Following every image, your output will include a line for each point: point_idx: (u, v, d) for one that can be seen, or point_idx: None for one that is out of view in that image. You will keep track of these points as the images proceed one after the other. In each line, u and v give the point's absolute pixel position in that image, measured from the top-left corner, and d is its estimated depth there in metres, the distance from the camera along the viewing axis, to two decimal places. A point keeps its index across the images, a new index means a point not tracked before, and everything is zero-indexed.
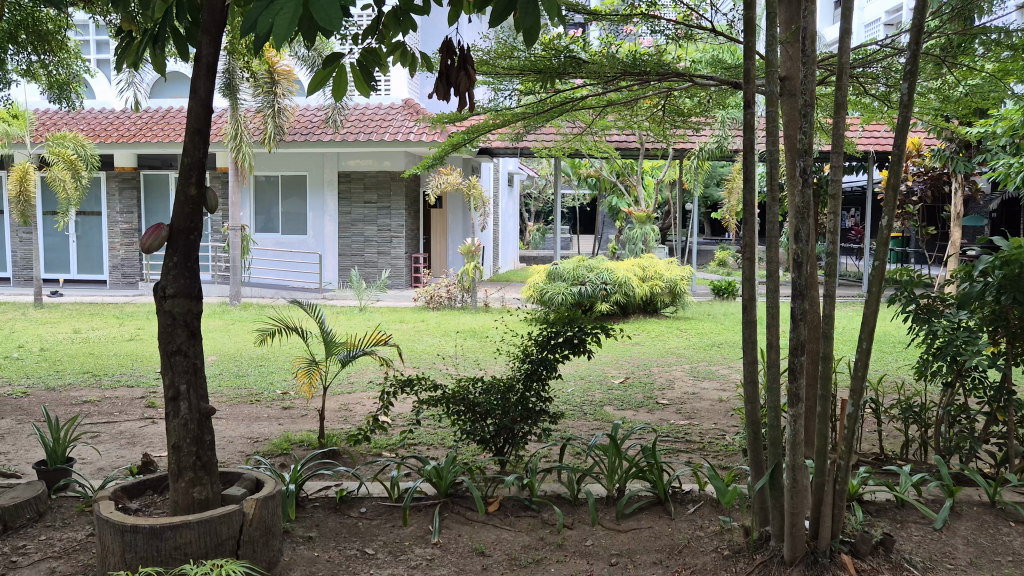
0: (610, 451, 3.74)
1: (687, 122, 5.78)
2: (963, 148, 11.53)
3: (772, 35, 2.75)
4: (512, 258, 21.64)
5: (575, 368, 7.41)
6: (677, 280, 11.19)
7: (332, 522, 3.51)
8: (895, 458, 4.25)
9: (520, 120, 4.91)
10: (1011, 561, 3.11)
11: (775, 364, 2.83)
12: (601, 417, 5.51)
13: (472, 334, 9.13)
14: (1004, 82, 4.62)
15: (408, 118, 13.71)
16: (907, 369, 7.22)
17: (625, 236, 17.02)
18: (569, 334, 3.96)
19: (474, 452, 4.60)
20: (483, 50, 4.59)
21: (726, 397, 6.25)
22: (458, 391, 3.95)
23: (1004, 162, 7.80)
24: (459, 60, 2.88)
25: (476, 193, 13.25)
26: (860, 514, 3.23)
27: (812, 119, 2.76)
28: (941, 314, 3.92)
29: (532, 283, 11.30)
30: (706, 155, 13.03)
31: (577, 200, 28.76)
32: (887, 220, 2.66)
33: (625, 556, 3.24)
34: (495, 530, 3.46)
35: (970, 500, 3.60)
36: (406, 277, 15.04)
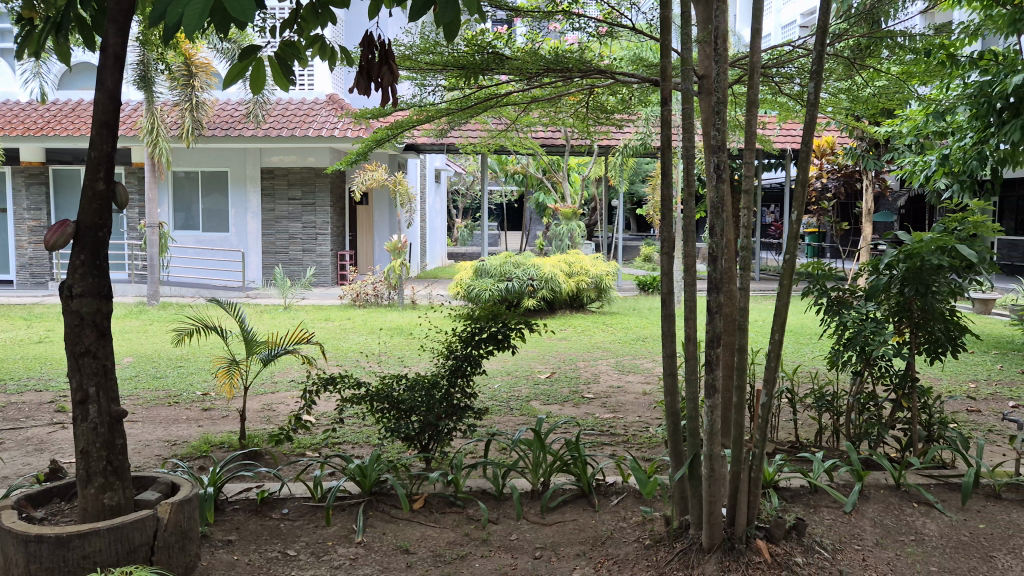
0: (534, 446, 3.75)
1: (610, 120, 5.87)
2: (872, 147, 12.06)
3: (686, 35, 2.81)
4: (439, 255, 21.51)
5: (502, 364, 7.43)
6: (603, 276, 11.34)
7: (252, 524, 3.44)
8: (809, 444, 4.40)
9: (444, 116, 4.91)
10: (915, 541, 3.25)
11: (692, 356, 2.88)
12: (526, 412, 5.55)
13: (399, 331, 9.05)
14: (908, 83, 4.84)
15: (332, 114, 13.53)
16: (822, 359, 7.48)
17: (552, 232, 17.16)
18: (493, 329, 3.97)
19: (399, 449, 4.57)
20: (404, 45, 4.54)
21: (649, 389, 6.37)
22: (382, 389, 3.91)
23: (910, 160, 8.33)
24: (382, 55, 2.83)
25: (403, 188, 13.12)
26: (775, 500, 3.34)
27: (723, 116, 2.85)
28: (850, 305, 4.07)
29: (459, 279, 11.29)
30: (630, 151, 13.24)
31: (504, 196, 28.85)
32: (796, 215, 2.73)
33: (550, 548, 3.27)
34: (420, 528, 3.45)
35: (877, 483, 3.75)
36: (332, 275, 14.84)
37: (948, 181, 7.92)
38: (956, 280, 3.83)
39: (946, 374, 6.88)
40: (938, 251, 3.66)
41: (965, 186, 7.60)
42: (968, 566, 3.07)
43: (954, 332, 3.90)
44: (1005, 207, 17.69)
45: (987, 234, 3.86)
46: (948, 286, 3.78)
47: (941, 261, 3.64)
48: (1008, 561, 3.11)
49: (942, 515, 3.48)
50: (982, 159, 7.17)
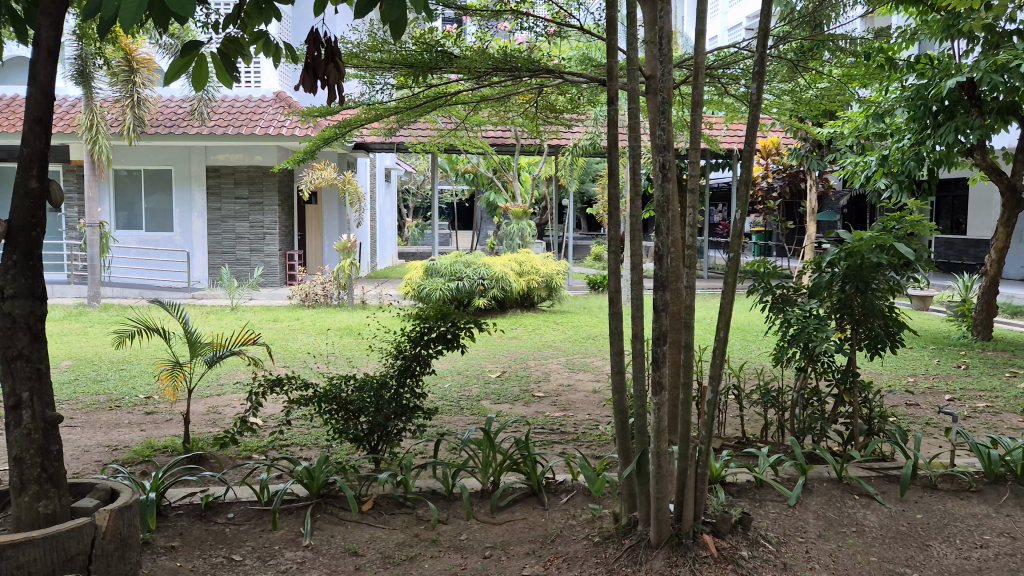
0: (484, 445, 3.75)
1: (559, 119, 5.88)
2: (815, 147, 12.33)
3: (633, 35, 2.83)
4: (390, 254, 21.36)
5: (452, 363, 7.40)
6: (553, 275, 11.41)
7: (196, 530, 3.37)
8: (755, 440, 4.47)
9: (393, 115, 4.88)
10: (856, 532, 3.33)
11: (639, 354, 2.90)
12: (477, 411, 5.55)
13: (348, 331, 8.96)
14: (849, 85, 4.95)
15: (279, 112, 13.38)
16: (767, 355, 7.63)
17: (502, 231, 17.17)
18: (442, 329, 3.95)
19: (348, 450, 4.53)
20: (352, 43, 4.47)
21: (599, 387, 6.42)
22: (330, 389, 3.86)
23: (851, 160, 8.54)
24: (328, 53, 2.78)
25: (352, 188, 13.00)
26: (722, 495, 3.39)
27: (669, 115, 2.89)
28: (794, 303, 4.16)
29: (410, 279, 11.22)
30: (580, 150, 13.33)
31: (455, 195, 28.79)
32: (739, 214, 2.77)
33: (499, 548, 3.27)
34: (369, 530, 3.42)
35: (820, 477, 3.83)
36: (281, 275, 14.65)
37: (887, 181, 8.14)
38: (894, 277, 3.94)
39: (886, 369, 7.08)
40: (877, 249, 3.76)
41: (904, 186, 7.82)
42: (907, 556, 3.16)
43: (894, 329, 4.00)
44: (941, 207, 18.26)
45: (923, 233, 3.97)
46: (887, 283, 3.88)
47: (880, 259, 3.73)
48: (944, 550, 3.20)
49: (881, 506, 3.57)
50: (919, 161, 7.44)
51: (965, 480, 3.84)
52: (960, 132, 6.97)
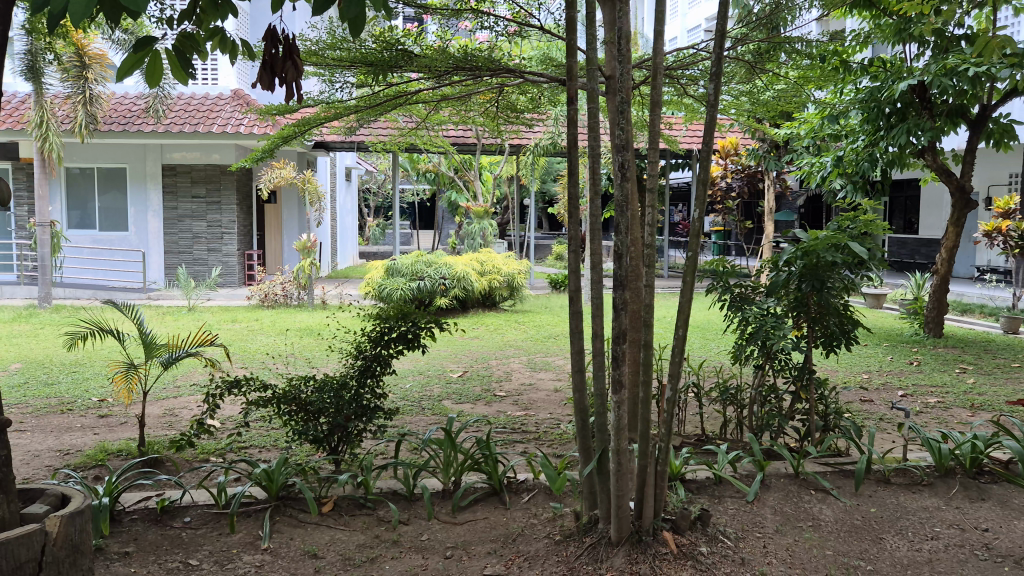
0: (445, 445, 3.74)
1: (520, 119, 5.89)
2: (772, 148, 12.51)
3: (592, 35, 2.84)
4: (351, 254, 21.18)
5: (413, 364, 7.36)
6: (514, 274, 11.43)
7: (152, 534, 3.31)
8: (715, 437, 4.53)
9: (353, 113, 4.85)
10: (812, 526, 3.38)
11: (599, 352, 2.92)
12: (438, 411, 5.53)
13: (308, 332, 8.88)
14: (804, 87, 5.02)
15: (237, 109, 13.26)
16: (726, 353, 7.73)
17: (464, 230, 17.13)
18: (403, 329, 3.94)
19: (308, 452, 4.49)
20: (311, 40, 4.47)
21: (560, 386, 6.45)
22: (289, 390, 3.82)
23: (808, 161, 8.68)
24: (286, 50, 2.74)
25: (312, 187, 12.87)
26: (681, 492, 3.42)
27: (628, 115, 2.91)
28: (752, 301, 4.22)
29: (370, 279, 11.14)
30: (541, 150, 13.37)
31: (417, 195, 28.68)
32: (697, 213, 2.80)
33: (460, 548, 3.26)
34: (329, 531, 3.39)
35: (778, 473, 3.89)
36: (239, 275, 14.54)
37: (842, 182, 8.28)
38: (849, 276, 4.01)
39: (841, 366, 7.22)
40: (832, 248, 3.83)
41: (858, 187, 7.97)
42: (861, 549, 3.22)
43: (848, 326, 4.08)
44: (894, 207, 18.64)
45: (876, 234, 4.04)
46: (842, 282, 3.95)
47: (835, 258, 3.80)
48: (897, 542, 3.27)
49: (837, 501, 3.63)
50: (872, 161, 7.60)
51: (916, 474, 3.92)
52: (911, 133, 7.13)
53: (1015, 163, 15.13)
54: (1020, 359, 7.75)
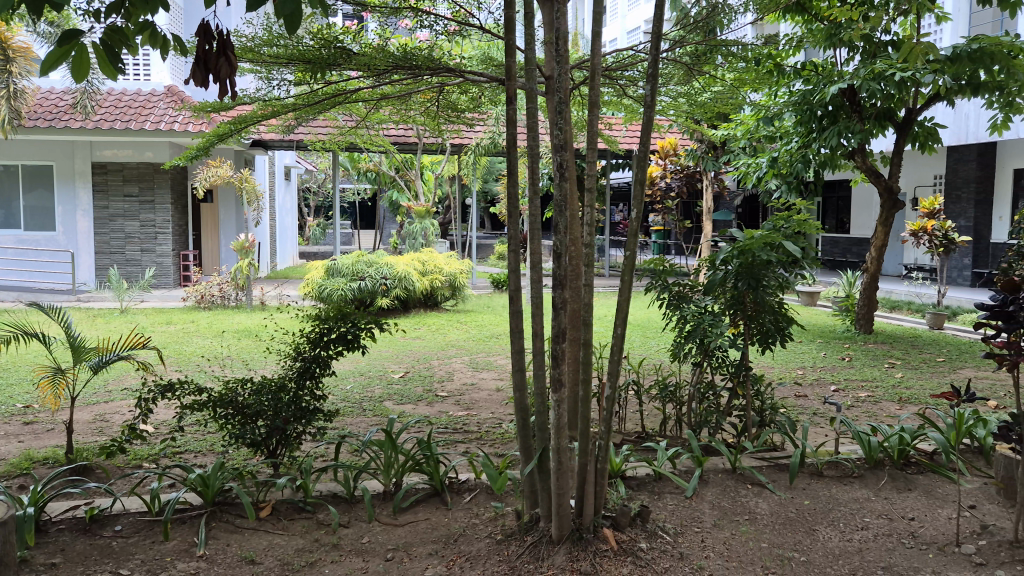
0: (386, 446, 3.71)
1: (461, 119, 5.88)
2: (710, 149, 12.73)
3: (530, 36, 2.84)
4: (290, 254, 20.86)
5: (354, 364, 7.28)
6: (456, 274, 11.42)
7: (80, 544, 3.21)
8: (654, 434, 4.58)
9: (290, 111, 4.75)
10: (748, 520, 3.45)
11: (539, 351, 2.93)
12: (379, 412, 5.48)
13: (246, 333, 8.73)
14: (740, 90, 5.10)
15: (171, 106, 12.95)
16: (665, 351, 7.84)
17: (405, 230, 17.02)
18: (342, 329, 3.89)
19: (245, 456, 4.40)
20: (246, 37, 4.35)
21: (501, 386, 6.46)
22: (226, 393, 3.73)
23: (744, 162, 8.86)
24: (220, 45, 2.68)
25: (249, 186, 12.63)
26: (622, 489, 3.46)
27: (566, 115, 2.92)
28: (690, 299, 4.28)
29: (310, 279, 10.98)
30: (482, 150, 13.37)
31: (358, 195, 28.40)
32: (636, 213, 2.83)
33: (401, 550, 3.23)
34: (267, 536, 3.33)
35: (716, 468, 3.96)
36: (174, 276, 14.20)
37: (778, 182, 8.48)
38: (784, 274, 4.10)
39: (777, 362, 7.39)
40: (766, 248, 3.91)
41: (792, 187, 8.16)
42: (795, 540, 3.29)
43: (783, 323, 4.16)
44: (827, 207, 19.14)
45: (810, 233, 4.15)
46: (777, 281, 4.04)
47: (769, 257, 3.88)
48: (830, 534, 3.36)
49: (772, 494, 3.72)
50: (806, 162, 7.80)
51: (847, 466, 4.04)
52: (842, 135, 7.35)
53: (940, 164, 15.69)
54: (944, 354, 8.04)
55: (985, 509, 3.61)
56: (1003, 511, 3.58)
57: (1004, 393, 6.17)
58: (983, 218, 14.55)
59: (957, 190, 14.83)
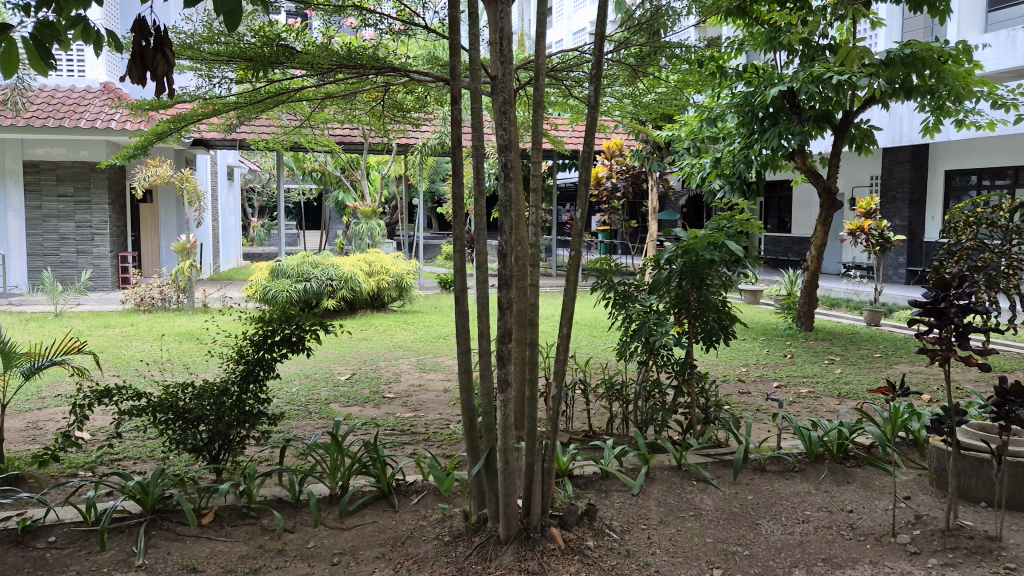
0: (332, 450, 3.67)
1: (407, 119, 5.84)
2: (655, 150, 12.91)
3: (474, 35, 2.83)
4: (234, 256, 20.49)
5: (300, 366, 7.18)
6: (403, 275, 11.37)
7: (11, 557, 3.10)
8: (602, 432, 4.62)
9: (232, 110, 4.64)
10: (693, 516, 3.50)
11: (485, 352, 2.92)
12: (325, 415, 5.42)
13: (188, 337, 8.55)
14: (684, 91, 5.17)
15: (107, 103, 12.63)
16: (611, 350, 7.91)
17: (351, 230, 16.86)
18: (287, 332, 3.84)
19: (187, 462, 4.30)
20: (185, 34, 4.24)
21: (450, 386, 6.44)
22: (166, 398, 3.63)
23: (689, 162, 9.00)
24: (157, 41, 2.60)
25: (190, 185, 12.36)
26: (569, 488, 3.48)
27: (510, 116, 2.93)
28: (635, 299, 4.33)
29: (254, 281, 10.79)
30: (429, 149, 13.32)
31: (303, 195, 28.04)
32: (580, 213, 2.84)
33: (348, 554, 3.20)
34: (209, 543, 3.26)
35: (662, 465, 4.01)
36: (112, 278, 13.83)
37: (721, 182, 8.63)
38: (727, 273, 4.17)
39: (721, 360, 7.51)
40: (710, 247, 3.97)
41: (735, 187, 8.31)
42: (739, 535, 3.35)
43: (726, 321, 4.23)
44: (769, 207, 19.52)
45: (752, 233, 4.23)
46: (720, 280, 4.10)
47: (713, 256, 3.94)
48: (772, 527, 3.42)
49: (716, 490, 3.77)
50: (748, 163, 7.98)
51: (789, 461, 4.12)
52: (783, 136, 7.51)
53: (875, 166, 16.14)
54: (881, 349, 8.27)
55: (920, 499, 3.72)
56: (936, 501, 3.70)
57: (937, 388, 6.38)
58: (918, 218, 15.01)
59: (892, 191, 15.27)
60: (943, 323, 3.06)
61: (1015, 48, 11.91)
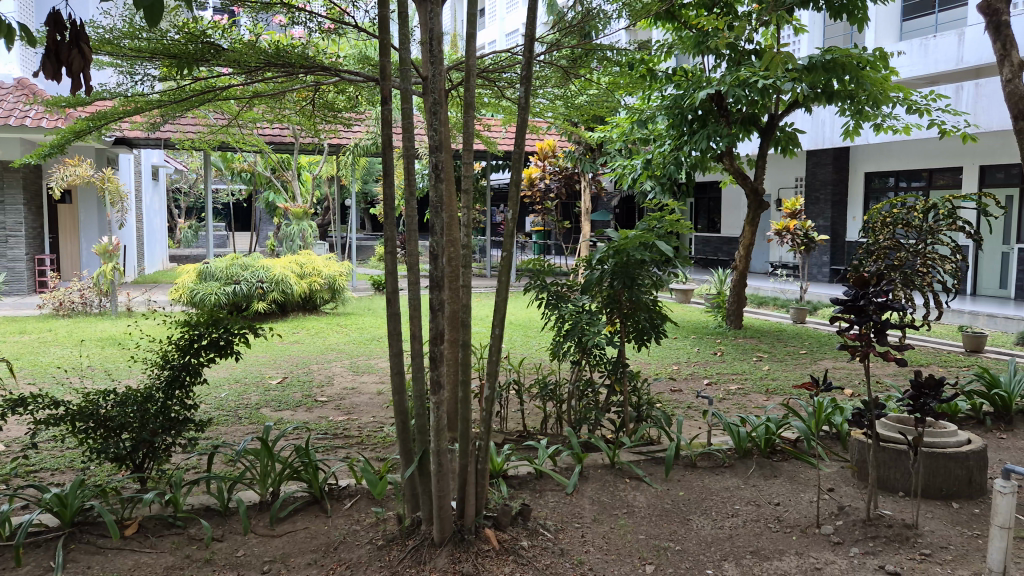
0: (261, 455, 3.59)
1: (337, 119, 5.76)
2: (587, 151, 13.06)
3: (405, 35, 2.81)
4: (159, 258, 19.93)
5: (228, 371, 7.02)
6: (335, 276, 11.23)
7: None
8: (535, 433, 4.64)
9: (156, 108, 4.50)
10: (626, 513, 3.54)
11: (418, 353, 2.90)
12: (255, 420, 5.31)
13: (110, 342, 8.27)
14: (614, 92, 5.23)
15: (22, 100, 12.11)
16: (545, 350, 7.96)
17: (282, 232, 16.58)
18: (214, 336, 3.75)
19: (108, 471, 4.16)
20: (104, 28, 4.07)
21: (383, 389, 6.38)
22: (86, 406, 3.49)
23: (621, 163, 9.12)
24: (72, 36, 2.49)
25: (112, 185, 11.95)
26: (503, 489, 3.49)
27: (441, 116, 2.91)
28: (568, 299, 4.36)
29: (180, 284, 10.50)
30: (361, 150, 13.18)
31: (232, 195, 27.47)
32: (512, 214, 2.84)
33: (279, 561, 3.14)
34: (133, 555, 3.16)
35: (595, 464, 4.05)
36: (28, 282, 13.30)
37: (652, 183, 8.77)
38: (657, 273, 4.23)
39: (653, 359, 7.64)
40: (641, 247, 4.02)
41: (666, 188, 8.46)
42: (670, 531, 3.40)
43: (657, 321, 4.29)
44: (699, 207, 19.91)
45: (681, 233, 4.30)
46: (650, 279, 4.16)
47: (643, 256, 4.01)
48: (702, 522, 3.48)
49: (649, 487, 3.83)
50: (678, 164, 8.14)
51: (719, 457, 4.21)
52: (711, 138, 7.68)
53: (799, 168, 16.61)
54: (806, 346, 8.51)
55: (842, 491, 3.84)
56: (858, 492, 3.82)
57: (858, 382, 6.60)
58: (840, 219, 15.52)
59: (815, 192, 15.73)
60: (863, 320, 3.16)
61: (928, 56, 12.38)
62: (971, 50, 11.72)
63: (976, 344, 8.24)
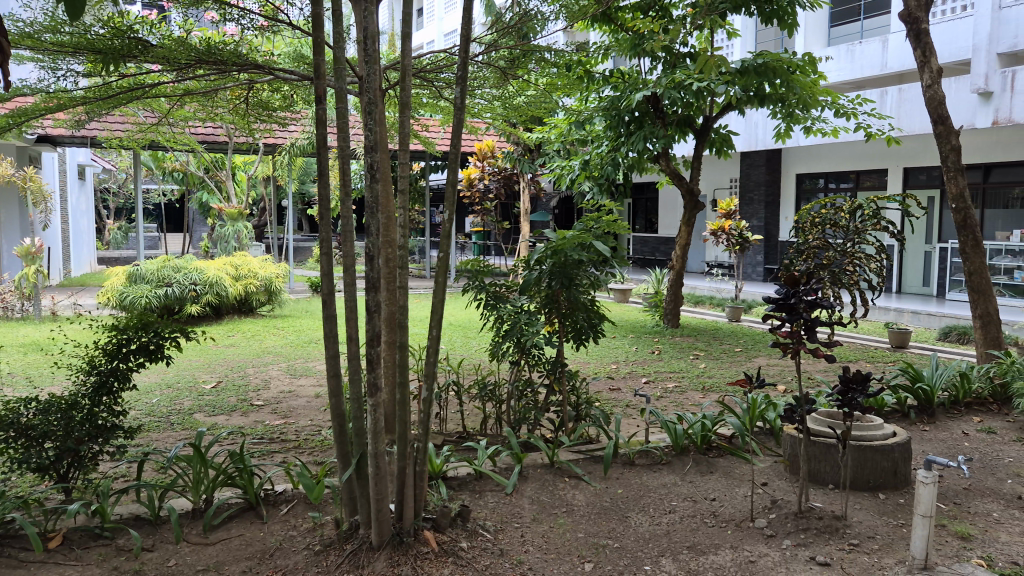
0: (194, 461, 3.50)
1: (272, 118, 5.67)
2: (526, 152, 13.10)
3: (339, 32, 2.76)
4: (87, 260, 19.28)
5: (160, 376, 6.83)
6: (272, 278, 11.04)
7: None
8: (475, 434, 4.62)
9: (80, 105, 4.36)
10: (565, 512, 3.56)
11: (355, 355, 2.86)
12: (188, 426, 5.18)
13: (34, 348, 7.95)
14: (551, 94, 5.26)
15: None
16: (484, 351, 7.94)
17: (216, 233, 16.22)
18: (143, 340, 3.64)
19: (31, 483, 4.00)
20: (24, 22, 3.92)
21: (321, 391, 6.30)
22: (6, 414, 3.35)
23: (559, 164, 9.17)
24: None
25: (35, 186, 11.51)
26: (442, 491, 3.47)
27: (376, 116, 2.88)
28: (506, 299, 4.35)
29: (109, 287, 10.17)
30: (298, 149, 12.96)
31: (164, 196, 26.77)
32: (448, 214, 2.82)
33: (212, 570, 3.07)
34: (57, 569, 3.04)
35: (534, 463, 4.06)
36: None
37: (590, 184, 8.86)
38: (594, 273, 4.26)
39: (591, 358, 7.70)
40: (578, 247, 4.05)
41: (603, 189, 8.55)
42: (608, 529, 3.42)
43: (595, 320, 4.31)
44: (637, 208, 20.16)
45: (618, 233, 4.34)
46: (588, 279, 4.19)
47: (581, 256, 4.03)
48: (640, 519, 3.52)
49: (587, 485, 3.85)
50: (615, 165, 8.23)
51: (656, 454, 4.26)
52: (647, 140, 7.79)
53: (734, 169, 16.96)
54: (740, 344, 8.68)
55: (775, 485, 3.93)
56: (790, 486, 3.92)
57: (790, 378, 6.77)
58: (773, 219, 15.89)
59: (749, 193, 16.09)
60: (793, 318, 3.23)
61: (855, 61, 12.77)
62: (894, 57, 12.17)
63: (901, 340, 8.50)
